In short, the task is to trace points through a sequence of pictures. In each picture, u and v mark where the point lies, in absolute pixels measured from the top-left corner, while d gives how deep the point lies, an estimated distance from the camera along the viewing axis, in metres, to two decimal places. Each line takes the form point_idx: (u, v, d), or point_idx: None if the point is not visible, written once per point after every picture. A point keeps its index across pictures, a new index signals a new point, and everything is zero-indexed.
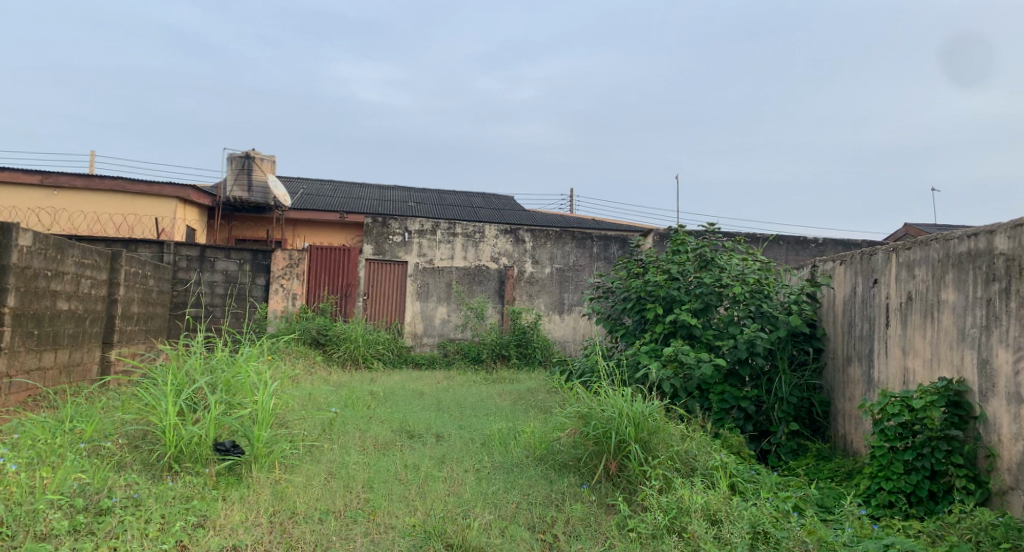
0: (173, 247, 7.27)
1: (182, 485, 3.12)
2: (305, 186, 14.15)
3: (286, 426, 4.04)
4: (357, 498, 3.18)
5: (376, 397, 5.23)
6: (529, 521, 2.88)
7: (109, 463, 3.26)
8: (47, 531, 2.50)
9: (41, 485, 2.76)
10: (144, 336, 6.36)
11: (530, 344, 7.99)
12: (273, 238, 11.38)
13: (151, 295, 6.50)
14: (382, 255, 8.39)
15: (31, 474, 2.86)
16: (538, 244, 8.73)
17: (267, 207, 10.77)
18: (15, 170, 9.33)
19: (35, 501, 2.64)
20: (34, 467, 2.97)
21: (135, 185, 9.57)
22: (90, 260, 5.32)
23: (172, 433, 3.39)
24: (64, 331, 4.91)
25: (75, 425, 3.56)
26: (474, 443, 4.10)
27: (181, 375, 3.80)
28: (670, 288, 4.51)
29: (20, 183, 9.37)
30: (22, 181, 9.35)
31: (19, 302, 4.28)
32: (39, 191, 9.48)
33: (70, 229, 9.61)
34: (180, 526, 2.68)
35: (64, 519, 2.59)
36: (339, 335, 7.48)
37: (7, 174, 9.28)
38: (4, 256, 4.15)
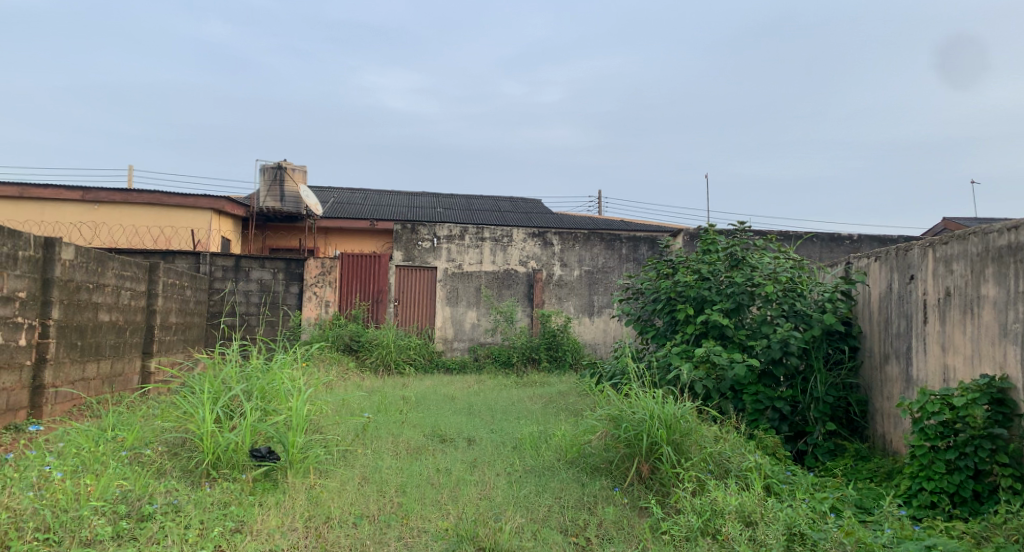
0: (209, 258, 7.42)
1: (220, 491, 3.21)
2: (334, 195, 14.35)
3: (320, 431, 4.14)
4: (390, 502, 3.22)
5: (408, 403, 5.27)
6: (561, 524, 2.88)
7: (150, 470, 3.36)
8: (92, 537, 2.58)
9: (85, 492, 2.85)
10: (182, 346, 6.53)
11: (561, 347, 7.96)
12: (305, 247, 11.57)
13: (188, 305, 6.67)
14: (412, 261, 8.45)
15: (76, 481, 2.96)
16: (566, 246, 8.72)
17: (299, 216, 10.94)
18: (56, 187, 9.63)
19: (80, 508, 2.72)
20: (79, 475, 3.07)
21: (171, 197, 9.82)
22: (130, 271, 5.47)
23: (209, 440, 3.50)
24: (106, 341, 5.08)
25: (117, 434, 3.68)
26: (506, 447, 4.11)
27: (217, 383, 3.93)
28: (700, 288, 4.46)
29: (61, 199, 9.67)
30: (63, 198, 9.65)
31: (62, 314, 4.48)
32: (80, 206, 9.78)
33: (110, 243, 9.93)
34: (219, 532, 2.75)
35: (108, 525, 2.67)
36: (372, 341, 7.56)
37: (50, 190, 9.59)
38: (48, 270, 4.37)
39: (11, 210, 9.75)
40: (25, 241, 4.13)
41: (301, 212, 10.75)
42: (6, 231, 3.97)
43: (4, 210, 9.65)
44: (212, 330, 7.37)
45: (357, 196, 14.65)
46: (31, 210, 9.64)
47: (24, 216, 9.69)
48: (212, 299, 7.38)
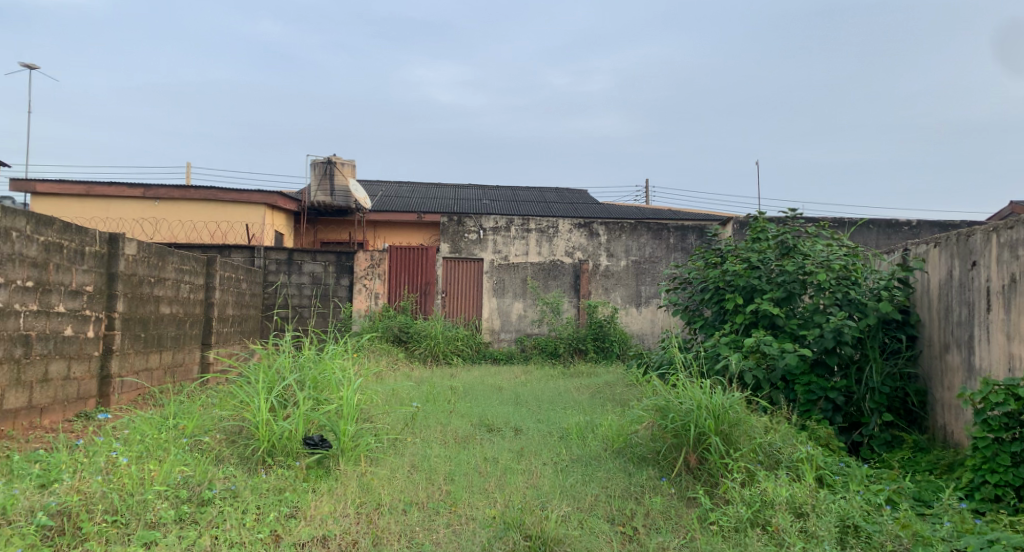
0: (264, 252, 7.66)
1: (275, 477, 3.34)
2: (381, 189, 14.58)
3: (370, 420, 4.25)
4: (438, 490, 3.29)
5: (456, 393, 5.33)
6: (608, 513, 2.88)
7: (209, 456, 3.51)
8: (155, 520, 2.73)
9: (149, 477, 3.00)
10: (239, 338, 6.79)
11: (608, 338, 7.91)
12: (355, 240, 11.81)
13: (244, 298, 6.91)
14: (458, 253, 8.52)
15: (141, 466, 3.13)
16: (612, 237, 8.65)
17: (349, 210, 11.17)
18: (120, 185, 10.09)
19: (145, 491, 2.87)
20: (143, 461, 3.24)
21: (227, 193, 10.19)
22: (189, 266, 5.69)
23: (264, 428, 3.66)
24: (167, 333, 5.32)
25: (177, 422, 3.87)
26: (553, 436, 4.13)
27: (272, 373, 4.11)
28: (749, 278, 4.36)
29: (124, 196, 10.14)
30: (126, 195, 10.12)
31: (126, 307, 4.74)
32: (141, 203, 10.22)
33: (170, 238, 10.33)
34: (274, 518, 2.88)
35: (170, 509, 2.82)
36: (420, 332, 7.68)
37: (114, 189, 10.06)
38: (113, 265, 4.64)
39: (79, 208, 10.27)
40: (90, 237, 4.42)
41: (351, 206, 10.97)
42: (74, 228, 4.25)
43: (73, 207, 10.17)
44: (266, 321, 7.62)
45: (405, 189, 14.86)
46: (97, 208, 10.14)
47: (91, 213, 10.20)
48: (267, 291, 7.67)
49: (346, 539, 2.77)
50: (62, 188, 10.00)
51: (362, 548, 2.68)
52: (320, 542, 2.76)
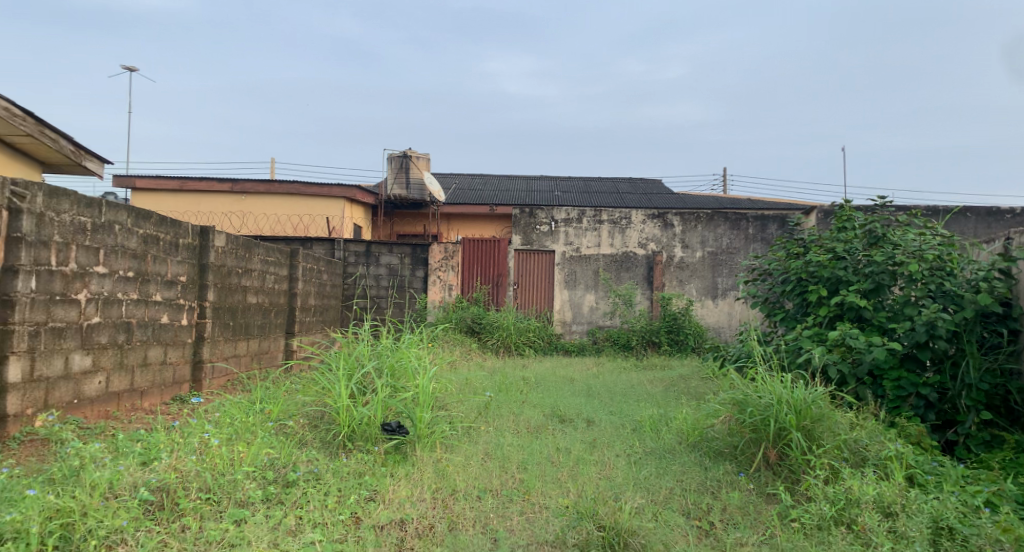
0: (343, 244, 7.92)
1: (355, 461, 3.56)
2: (455, 181, 14.83)
3: (445, 408, 4.38)
4: (512, 478, 3.35)
5: (527, 384, 5.37)
6: (683, 507, 2.85)
7: (293, 440, 3.77)
8: (245, 499, 3.05)
9: (238, 458, 3.34)
10: (321, 327, 7.10)
11: (682, 331, 7.77)
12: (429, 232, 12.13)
13: (325, 289, 7.20)
14: (530, 244, 8.55)
15: (230, 446, 3.53)
16: (687, 227, 8.46)
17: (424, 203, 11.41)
18: (210, 180, 10.67)
19: (235, 471, 3.23)
20: (233, 442, 3.60)
21: (308, 187, 10.65)
22: (274, 258, 5.99)
23: (345, 414, 3.88)
24: (253, 322, 5.65)
25: (264, 406, 4.22)
26: (626, 429, 4.11)
27: (352, 360, 4.33)
28: (834, 269, 4.18)
29: (214, 191, 10.70)
30: (216, 190, 10.68)
31: (216, 297, 5.13)
32: (229, 197, 10.78)
33: (256, 231, 10.88)
34: (354, 500, 3.09)
35: (258, 489, 3.14)
36: (492, 323, 7.78)
37: (205, 184, 10.65)
38: (204, 257, 5.03)
39: (172, 202, 10.86)
40: (181, 229, 4.83)
41: (426, 199, 11.22)
42: (169, 222, 4.72)
43: (166, 201, 10.76)
44: (346, 311, 7.88)
45: (478, 181, 15.06)
46: (189, 202, 10.73)
47: (183, 207, 10.78)
48: (346, 282, 7.92)
49: (423, 522, 2.90)
50: (158, 183, 10.61)
51: (439, 532, 2.80)
52: (398, 524, 2.90)
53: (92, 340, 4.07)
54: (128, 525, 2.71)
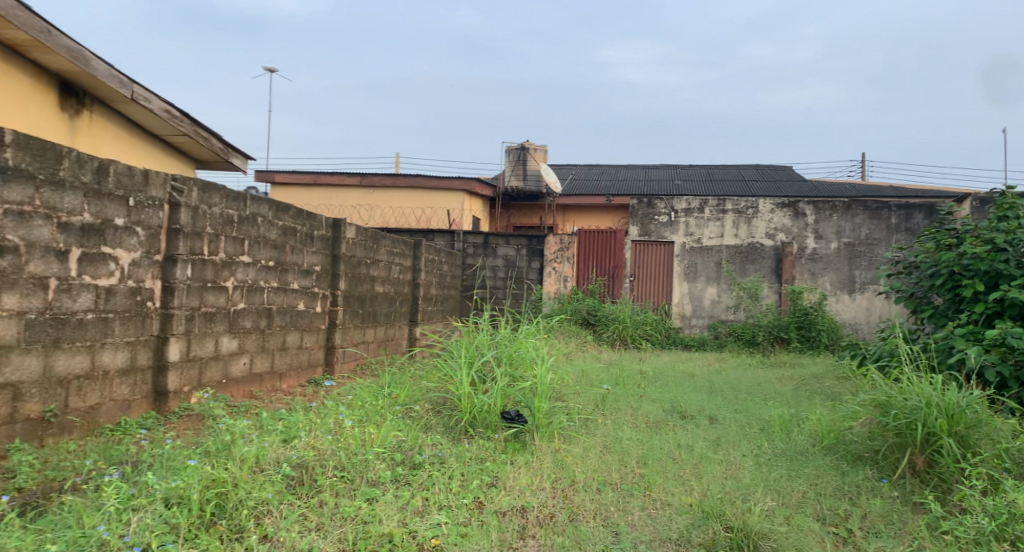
0: (463, 236, 8.18)
1: (477, 447, 3.73)
2: (572, 172, 14.85)
3: (562, 399, 4.41)
4: (632, 472, 3.30)
5: (645, 378, 5.26)
6: (818, 512, 2.67)
7: (418, 424, 4.02)
8: (375, 479, 3.26)
9: (370, 439, 3.62)
10: (442, 316, 7.34)
11: (814, 327, 7.31)
12: (545, 224, 12.15)
13: (446, 279, 7.44)
14: (648, 235, 8.35)
15: (361, 428, 3.82)
16: (821, 217, 7.94)
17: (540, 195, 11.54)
18: (340, 175, 11.33)
19: (366, 452, 3.47)
20: (364, 423, 3.90)
21: (430, 180, 11.03)
22: (399, 249, 6.25)
23: (467, 401, 4.06)
24: (380, 310, 5.94)
25: (391, 390, 4.48)
26: (752, 427, 3.93)
27: (472, 349, 4.45)
28: (994, 261, 3.75)
29: (344, 185, 11.37)
30: (346, 184, 11.34)
31: (347, 286, 5.43)
32: (358, 191, 11.40)
33: (381, 223, 11.34)
34: (477, 485, 3.19)
35: (388, 470, 3.35)
36: (608, 316, 7.71)
37: (336, 178, 11.34)
38: (337, 247, 5.35)
39: (306, 196, 11.61)
40: (316, 221, 5.15)
41: (543, 191, 11.38)
42: (305, 215, 5.06)
43: (301, 195, 11.51)
44: (466, 300, 8.15)
45: (595, 172, 14.99)
46: (323, 196, 11.44)
47: (316, 201, 11.51)
48: (465, 273, 8.11)
49: (544, 511, 2.92)
50: (293, 178, 11.40)
51: (559, 521, 2.80)
52: (519, 512, 2.94)
53: (239, 324, 4.51)
54: (273, 497, 2.95)
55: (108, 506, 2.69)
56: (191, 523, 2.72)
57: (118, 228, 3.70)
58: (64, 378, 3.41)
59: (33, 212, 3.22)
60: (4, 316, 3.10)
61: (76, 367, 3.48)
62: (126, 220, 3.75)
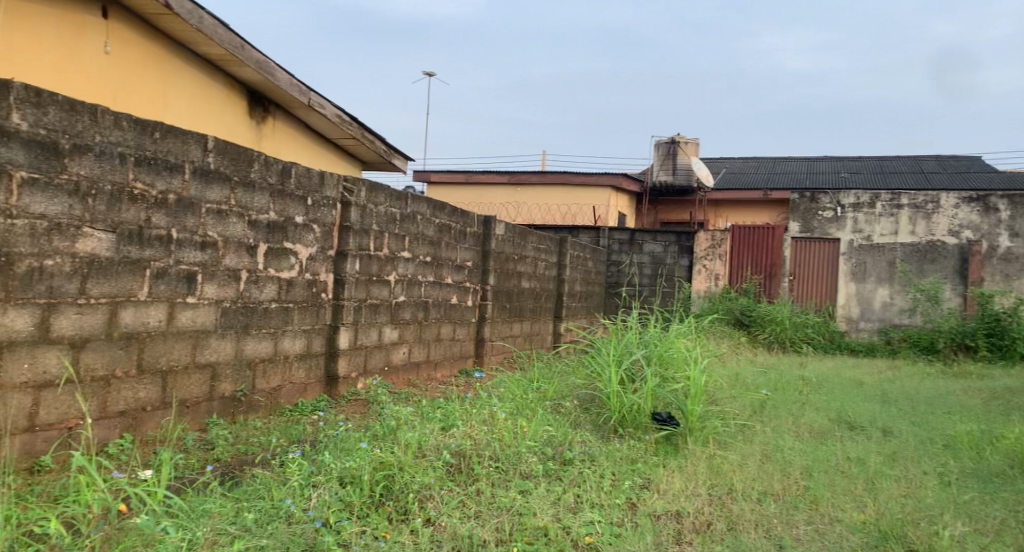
0: (608, 232, 8.15)
1: (627, 447, 3.71)
2: (726, 164, 14.38)
3: (715, 403, 4.26)
4: (796, 484, 3.13)
5: (808, 384, 4.93)
6: (1021, 542, 2.37)
7: (568, 420, 4.04)
8: (528, 472, 3.32)
9: (522, 432, 3.69)
10: (586, 313, 7.33)
11: (1009, 334, 6.53)
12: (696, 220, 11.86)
13: (592, 276, 7.45)
14: (810, 232, 7.86)
15: (514, 420, 3.89)
16: (1018, 213, 7.10)
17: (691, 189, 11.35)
18: (490, 172, 11.68)
19: (519, 444, 3.53)
20: (516, 416, 3.97)
21: (578, 176, 11.06)
22: (546, 246, 6.33)
23: (616, 400, 4.04)
24: (526, 305, 6.07)
25: (540, 385, 4.52)
26: (935, 444, 3.57)
27: (620, 347, 4.40)
28: None
29: (494, 183, 11.63)
30: (495, 182, 11.61)
31: (496, 281, 5.59)
32: (507, 189, 11.64)
33: (530, 220, 11.53)
34: (630, 487, 3.18)
35: (539, 464, 3.40)
36: (764, 317, 7.36)
37: (483, 176, 11.73)
38: (487, 244, 5.51)
39: (455, 194, 11.98)
40: (469, 219, 5.31)
41: (693, 185, 11.15)
42: (460, 212, 5.24)
43: (451, 194, 11.91)
44: (611, 298, 8.11)
45: (751, 164, 14.40)
46: (473, 194, 11.75)
47: (466, 199, 11.86)
48: (612, 269, 8.13)
49: (701, 518, 2.82)
50: (443, 176, 11.95)
51: (718, 529, 2.68)
52: (675, 517, 2.86)
53: (399, 316, 4.77)
54: (434, 483, 3.06)
55: (292, 480, 2.91)
56: (362, 501, 2.88)
57: (298, 225, 4.01)
58: (252, 360, 3.76)
59: (229, 210, 3.53)
60: (206, 305, 3.43)
61: (262, 351, 3.83)
62: (305, 218, 4.06)
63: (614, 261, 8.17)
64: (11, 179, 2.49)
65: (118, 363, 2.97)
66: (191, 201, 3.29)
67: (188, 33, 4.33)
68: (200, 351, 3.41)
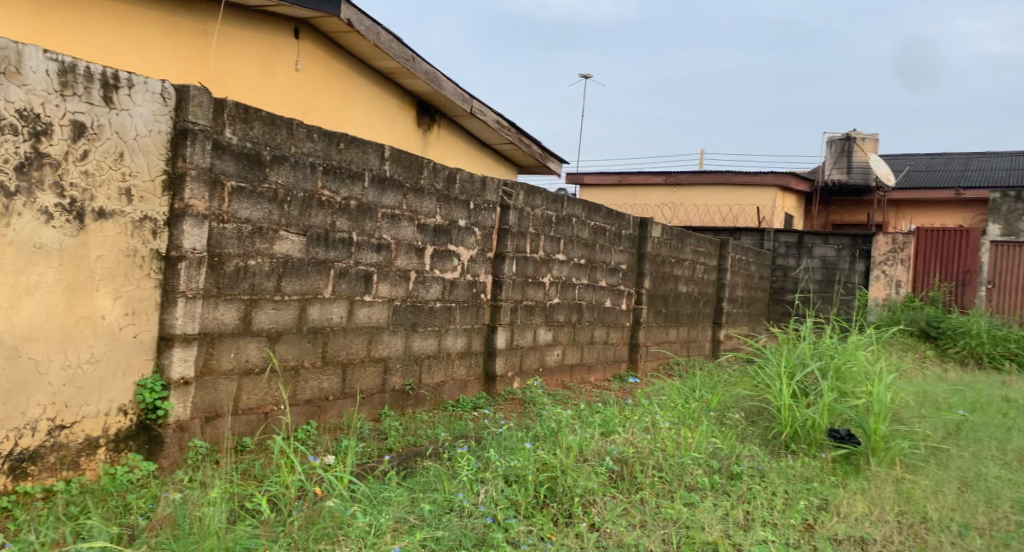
0: (774, 236, 8.55)
1: (801, 464, 3.50)
2: (911, 161, 13.97)
3: (903, 423, 3.90)
4: (1006, 519, 2.84)
5: (1015, 406, 4.39)
6: None
7: (734, 433, 3.88)
8: (693, 484, 3.20)
9: (686, 443, 3.58)
10: (746, 319, 7.21)
11: None
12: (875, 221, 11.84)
13: (753, 280, 7.37)
14: (1013, 235, 7.82)
15: (677, 431, 3.78)
16: None
17: (865, 187, 11.38)
18: (647, 174, 12.00)
19: (683, 456, 3.42)
20: (679, 426, 3.86)
21: (740, 176, 11.06)
22: (704, 248, 6.19)
23: (787, 414, 3.82)
24: (683, 310, 5.98)
25: (703, 395, 4.35)
26: None
27: (792, 358, 4.16)
28: None
29: (650, 184, 11.99)
30: (651, 183, 11.96)
31: (652, 284, 5.54)
32: (663, 189, 11.94)
33: (686, 221, 11.69)
34: (806, 507, 2.98)
35: (704, 476, 3.28)
36: (956, 328, 7.33)
37: (642, 178, 12.02)
38: (643, 246, 5.45)
39: (614, 196, 12.46)
40: (625, 221, 5.29)
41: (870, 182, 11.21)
42: (615, 215, 5.21)
43: (609, 196, 12.41)
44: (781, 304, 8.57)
45: (940, 163, 13.72)
46: (630, 195, 12.17)
47: (623, 200, 12.29)
48: (780, 276, 8.53)
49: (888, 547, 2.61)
50: (602, 179, 12.33)
51: None
52: (859, 542, 2.67)
53: (554, 318, 4.81)
54: (597, 488, 3.02)
55: (462, 475, 2.98)
56: (527, 501, 2.91)
57: (461, 228, 4.14)
58: (419, 356, 3.93)
59: (402, 215, 3.71)
60: (380, 303, 3.63)
61: (428, 348, 3.99)
62: (467, 221, 4.18)
63: (782, 264, 8.52)
64: (223, 188, 2.71)
65: (306, 354, 3.21)
66: (369, 206, 3.48)
67: (367, 48, 4.76)
68: (375, 346, 3.61)
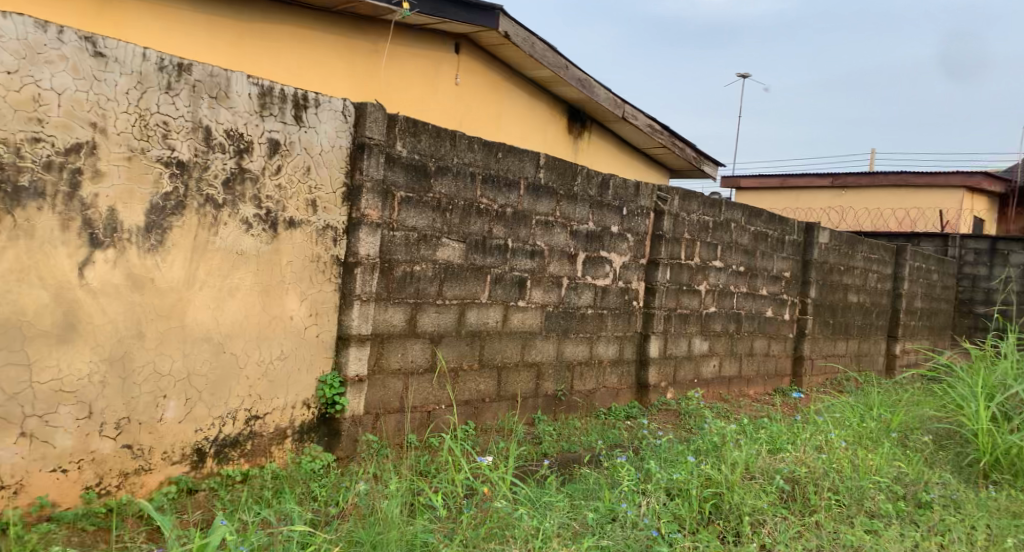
0: (960, 242, 8.15)
1: (1007, 498, 3.11)
2: None
3: None
4: None
5: None
6: None
7: (923, 459, 3.53)
8: (875, 512, 2.94)
9: (865, 466, 3.30)
10: (926, 332, 6.77)
11: None
12: None
13: (935, 291, 6.82)
14: None
15: (855, 451, 3.49)
16: None
17: None
18: (812, 177, 11.38)
19: (862, 479, 3.15)
20: (857, 446, 3.57)
21: (922, 177, 10.30)
22: (878, 255, 5.82)
23: (984, 438, 3.44)
24: (853, 322, 5.66)
25: (882, 415, 4.04)
26: None
27: (991, 379, 3.73)
28: None
29: (815, 186, 11.32)
30: (816, 186, 11.32)
31: (818, 293, 5.26)
32: (829, 191, 11.23)
33: (855, 225, 10.93)
34: (1012, 542, 2.67)
35: (887, 502, 3.01)
36: None
37: (805, 181, 11.41)
38: (809, 253, 5.18)
39: (777, 199, 11.86)
40: (790, 226, 5.05)
41: None
42: (777, 220, 4.97)
43: (769, 199, 11.87)
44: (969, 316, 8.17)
45: None
46: (793, 198, 11.56)
47: (786, 203, 11.64)
48: (971, 285, 8.17)
49: None
50: (761, 181, 11.83)
51: None
52: None
53: (711, 327, 4.65)
54: (767, 507, 2.80)
55: (624, 485, 2.90)
56: (692, 517, 2.76)
57: (614, 234, 4.09)
58: (571, 362, 3.93)
59: (555, 221, 3.71)
60: (533, 308, 3.66)
61: (579, 354, 3.98)
62: (620, 227, 4.12)
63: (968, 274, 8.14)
64: (394, 199, 2.85)
65: (465, 357, 3.30)
66: (524, 213, 3.52)
67: (523, 59, 4.82)
68: (528, 350, 3.65)
